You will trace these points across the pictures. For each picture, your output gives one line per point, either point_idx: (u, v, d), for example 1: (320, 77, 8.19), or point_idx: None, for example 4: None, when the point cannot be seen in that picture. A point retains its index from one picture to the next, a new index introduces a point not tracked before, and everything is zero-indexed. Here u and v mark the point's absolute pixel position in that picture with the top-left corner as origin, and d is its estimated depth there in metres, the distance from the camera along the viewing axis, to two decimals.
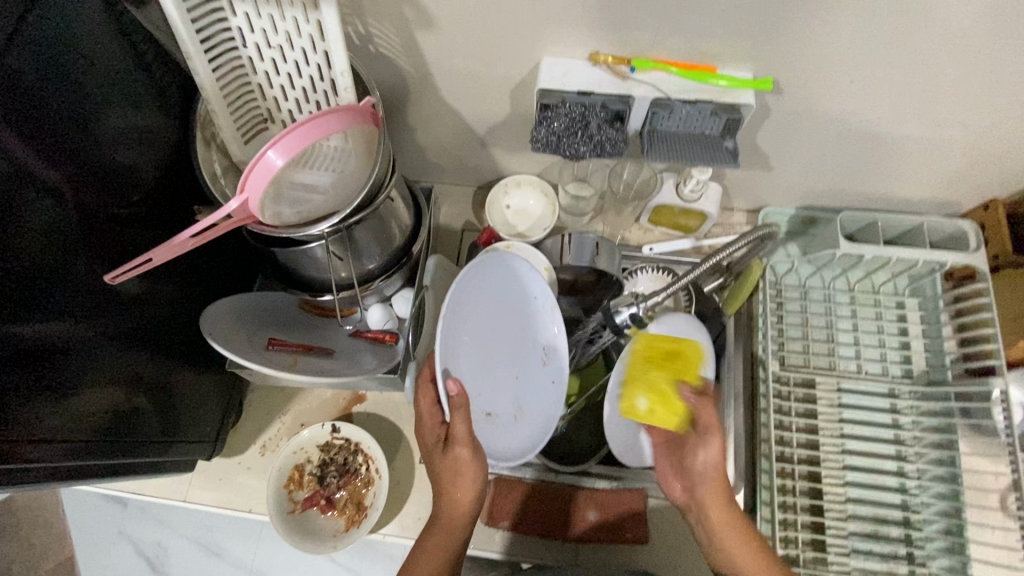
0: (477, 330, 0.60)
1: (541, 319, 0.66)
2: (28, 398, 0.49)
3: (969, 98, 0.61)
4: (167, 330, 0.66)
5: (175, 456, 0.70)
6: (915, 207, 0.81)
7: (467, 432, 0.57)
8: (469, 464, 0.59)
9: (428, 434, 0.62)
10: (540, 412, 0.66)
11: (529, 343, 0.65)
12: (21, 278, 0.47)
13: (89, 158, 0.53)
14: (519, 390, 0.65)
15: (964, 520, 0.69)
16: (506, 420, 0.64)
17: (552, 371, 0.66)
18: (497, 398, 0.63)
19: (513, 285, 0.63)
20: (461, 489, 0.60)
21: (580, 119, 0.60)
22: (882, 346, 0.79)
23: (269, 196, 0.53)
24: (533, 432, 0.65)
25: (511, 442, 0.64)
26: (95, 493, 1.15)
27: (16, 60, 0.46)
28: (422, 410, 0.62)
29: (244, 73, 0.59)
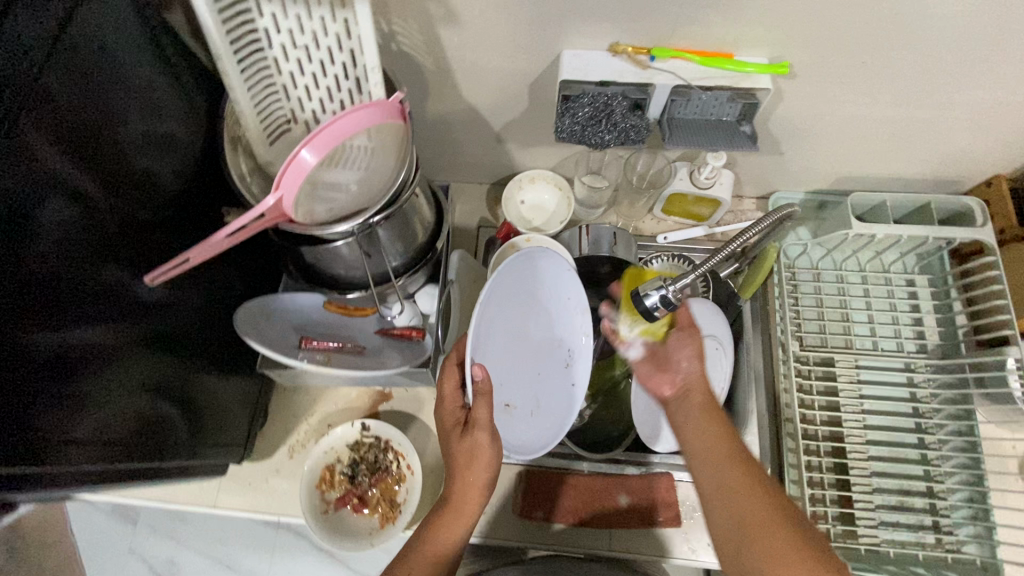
0: (507, 324, 0.61)
1: (569, 321, 0.67)
2: (61, 404, 0.49)
3: (973, 78, 0.63)
4: (193, 333, 0.66)
5: (205, 461, 0.70)
6: (919, 187, 0.84)
7: (488, 417, 0.55)
8: (485, 451, 0.57)
9: (448, 416, 0.61)
10: (557, 413, 0.66)
11: (553, 343, 0.66)
12: (55, 283, 0.47)
13: (118, 163, 0.53)
14: (540, 388, 0.65)
15: (986, 487, 0.71)
16: (524, 414, 0.64)
17: (574, 376, 0.67)
18: (517, 391, 0.63)
19: (552, 285, 0.65)
20: (474, 476, 0.58)
21: (603, 108, 0.60)
22: (896, 322, 0.81)
23: (304, 195, 0.54)
24: (548, 431, 0.65)
25: (525, 436, 0.64)
26: (105, 511, 1.12)
27: (51, 68, 0.46)
28: (445, 393, 0.62)
29: (269, 74, 0.59)
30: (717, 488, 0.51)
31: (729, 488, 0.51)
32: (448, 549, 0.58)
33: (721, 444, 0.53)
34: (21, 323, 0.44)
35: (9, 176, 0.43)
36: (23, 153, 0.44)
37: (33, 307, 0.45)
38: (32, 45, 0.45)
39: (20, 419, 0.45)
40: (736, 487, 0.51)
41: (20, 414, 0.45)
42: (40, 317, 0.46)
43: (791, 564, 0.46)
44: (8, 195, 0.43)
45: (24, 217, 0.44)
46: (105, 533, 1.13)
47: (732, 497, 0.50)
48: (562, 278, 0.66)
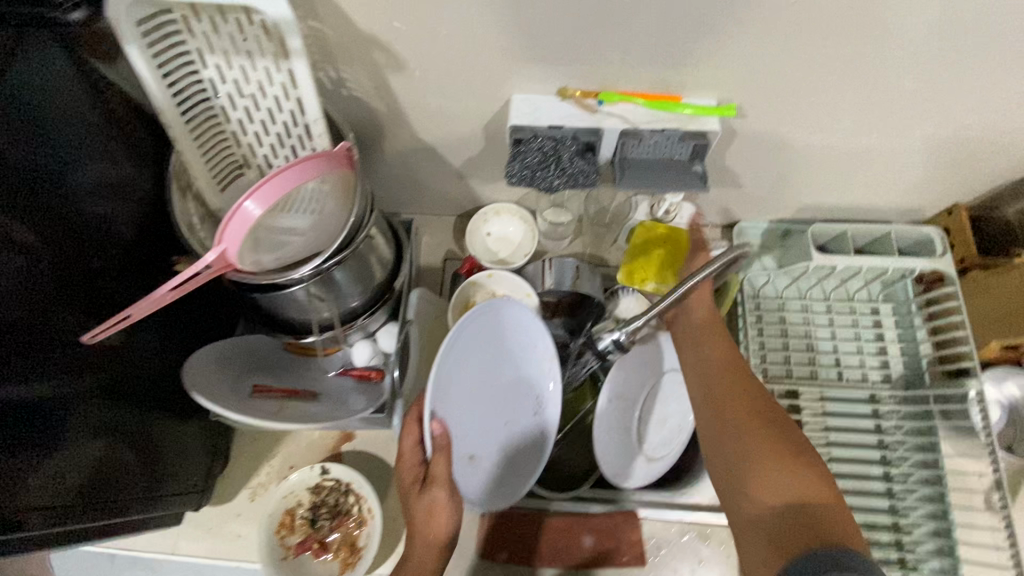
0: (472, 373, 0.62)
1: (540, 368, 0.66)
2: (7, 461, 0.47)
3: (923, 111, 0.63)
4: (146, 380, 0.64)
5: (161, 510, 0.68)
6: (882, 215, 0.84)
7: (447, 474, 0.56)
8: (444, 508, 0.57)
9: (406, 473, 0.60)
10: (526, 464, 0.66)
11: (524, 390, 0.66)
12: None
13: (60, 215, 0.52)
14: (507, 436, 0.65)
15: (951, 521, 0.70)
16: (489, 464, 0.64)
17: (545, 424, 0.66)
18: (481, 442, 0.63)
19: (520, 332, 0.64)
20: (433, 533, 0.57)
21: (552, 153, 0.60)
22: (860, 352, 0.81)
23: (248, 248, 0.54)
24: (516, 480, 0.65)
25: (492, 487, 0.65)
26: None
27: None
28: (404, 447, 0.61)
29: (217, 122, 0.59)
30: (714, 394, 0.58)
31: (724, 396, 0.57)
32: None
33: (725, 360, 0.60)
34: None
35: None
36: None
37: None
38: None
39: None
40: (732, 392, 0.57)
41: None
42: None
43: (758, 449, 0.52)
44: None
45: None
46: None
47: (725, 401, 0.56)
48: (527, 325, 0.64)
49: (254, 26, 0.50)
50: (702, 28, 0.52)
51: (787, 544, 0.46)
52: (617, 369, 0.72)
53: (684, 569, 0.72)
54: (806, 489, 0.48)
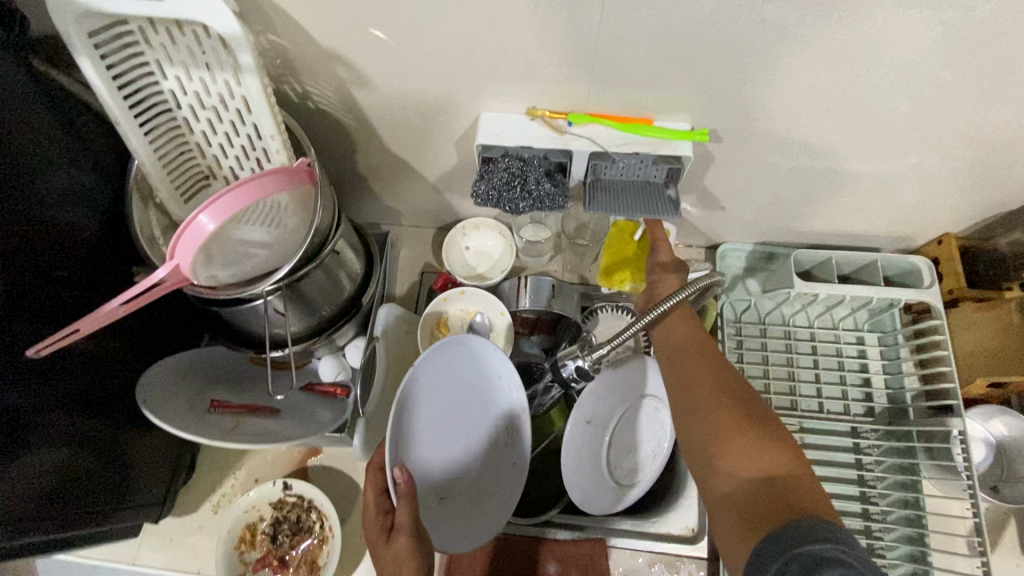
0: (438, 408, 0.60)
1: (507, 396, 0.66)
2: None
3: (908, 139, 0.61)
4: (107, 391, 0.63)
5: (119, 521, 0.67)
6: (870, 242, 0.81)
7: (410, 519, 0.53)
8: (410, 559, 0.53)
9: (372, 525, 0.58)
10: (499, 497, 0.66)
11: (491, 420, 0.66)
12: None
13: (17, 224, 0.52)
14: (478, 472, 0.65)
15: (930, 564, 0.67)
16: (462, 502, 0.63)
17: (515, 454, 0.67)
18: (451, 480, 0.63)
19: (481, 361, 0.64)
20: None
21: (518, 175, 0.58)
22: (843, 383, 0.78)
23: (202, 262, 0.53)
24: (491, 514, 0.65)
25: (466, 525, 0.63)
26: None
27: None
28: (368, 498, 0.59)
29: (180, 133, 0.58)
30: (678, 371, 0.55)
31: (687, 374, 0.54)
32: None
33: (688, 335, 0.57)
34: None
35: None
36: None
37: None
38: None
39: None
40: (695, 368, 0.54)
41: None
42: None
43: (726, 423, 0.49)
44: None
45: None
46: None
47: (688, 377, 0.54)
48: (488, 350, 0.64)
49: (211, 38, 0.50)
50: (672, 50, 0.50)
51: (755, 519, 0.43)
52: (586, 395, 0.69)
53: None
54: (775, 461, 0.45)
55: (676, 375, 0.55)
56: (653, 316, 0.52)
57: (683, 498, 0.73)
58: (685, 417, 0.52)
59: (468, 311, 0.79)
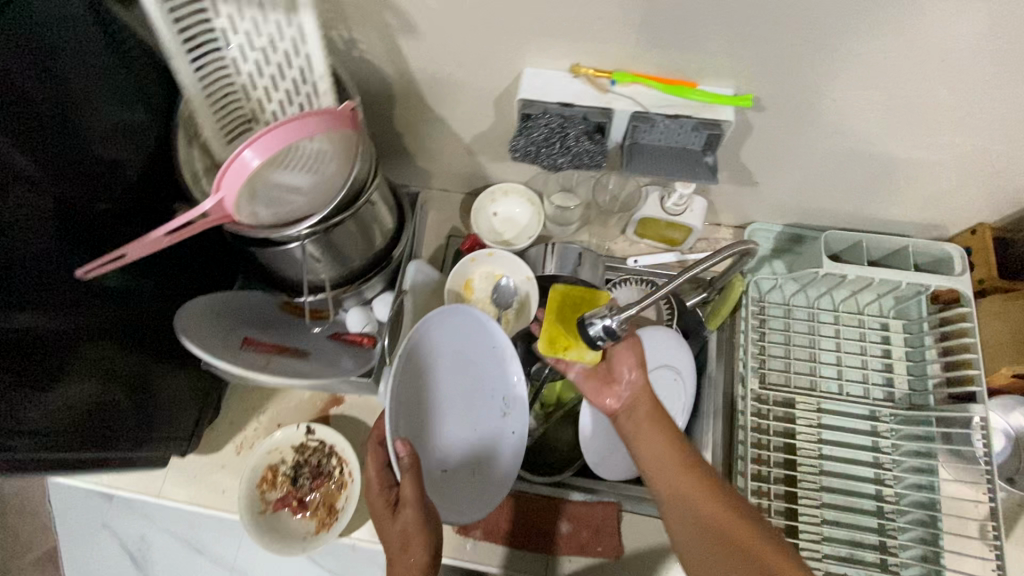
0: (433, 388, 0.65)
1: (503, 371, 0.70)
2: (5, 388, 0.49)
3: (953, 121, 0.60)
4: (142, 324, 0.65)
5: (149, 451, 0.70)
6: (902, 229, 0.80)
7: (415, 493, 0.57)
8: (418, 527, 0.57)
9: (376, 500, 0.62)
10: (502, 465, 0.70)
11: (489, 396, 0.69)
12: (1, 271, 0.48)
13: (68, 154, 0.53)
14: (477, 444, 0.68)
15: (940, 546, 0.68)
16: (463, 473, 0.67)
17: (512, 423, 0.70)
18: (453, 455, 0.67)
19: (473, 337, 0.68)
20: (413, 555, 0.58)
21: (558, 131, 0.60)
22: (865, 367, 0.78)
23: (246, 199, 0.54)
24: (495, 483, 0.69)
25: (472, 496, 0.67)
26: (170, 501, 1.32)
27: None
28: (371, 477, 0.63)
29: (227, 74, 0.59)
30: (676, 484, 0.56)
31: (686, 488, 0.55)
32: None
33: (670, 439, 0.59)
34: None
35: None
36: None
37: None
38: None
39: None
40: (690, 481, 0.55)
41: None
42: None
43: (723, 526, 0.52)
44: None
45: None
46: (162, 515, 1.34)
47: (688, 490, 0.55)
48: (475, 326, 0.68)
49: None
50: (723, 13, 0.50)
51: None
52: None
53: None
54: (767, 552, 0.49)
55: (672, 492, 0.56)
56: (697, 274, 0.56)
57: None
58: (697, 537, 0.53)
59: (493, 274, 0.79)
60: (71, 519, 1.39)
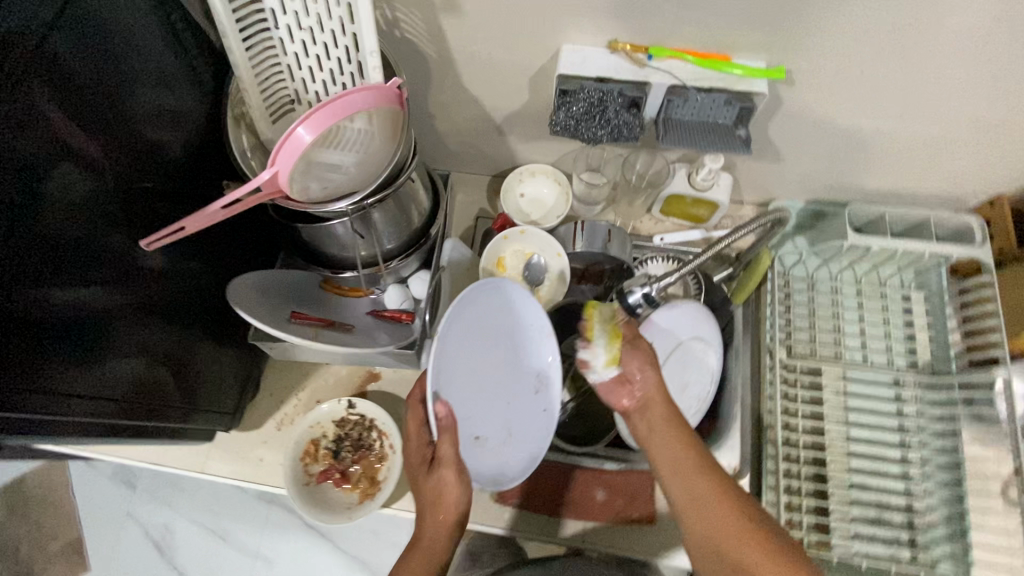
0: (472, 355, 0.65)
1: (540, 347, 0.69)
2: (59, 358, 0.51)
3: (976, 94, 0.62)
4: (187, 300, 0.68)
5: (194, 423, 0.72)
6: (922, 203, 0.82)
7: (453, 453, 0.58)
8: (453, 487, 0.59)
9: (413, 455, 0.64)
10: (531, 440, 0.69)
11: (525, 370, 0.69)
12: (58, 249, 0.50)
13: (123, 134, 0.55)
14: (510, 417, 0.68)
15: (965, 506, 0.70)
16: (494, 443, 0.67)
17: (545, 401, 0.69)
18: (485, 422, 0.66)
19: (518, 309, 0.67)
20: (444, 513, 0.60)
21: (598, 104, 0.61)
22: (888, 337, 0.80)
23: (298, 172, 0.55)
24: (522, 456, 0.68)
25: (498, 465, 0.67)
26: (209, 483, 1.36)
27: (54, 39, 0.47)
28: (410, 430, 0.65)
29: (274, 53, 0.60)
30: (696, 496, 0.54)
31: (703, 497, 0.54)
32: None
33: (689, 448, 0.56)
34: (16, 279, 0.46)
35: (12, 138, 0.44)
36: (31, 123, 0.46)
37: (47, 274, 0.49)
38: (40, 14, 0.46)
39: (11, 370, 0.47)
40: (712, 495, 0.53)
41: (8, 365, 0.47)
42: (44, 275, 0.49)
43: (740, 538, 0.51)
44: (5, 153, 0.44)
45: (27, 189, 0.46)
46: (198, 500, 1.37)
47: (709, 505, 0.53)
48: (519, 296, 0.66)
49: None
50: None
51: None
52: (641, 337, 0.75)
53: None
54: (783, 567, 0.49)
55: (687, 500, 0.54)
56: (718, 246, 0.67)
57: (726, 439, 0.75)
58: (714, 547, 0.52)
59: (524, 252, 0.81)
60: (95, 509, 1.41)
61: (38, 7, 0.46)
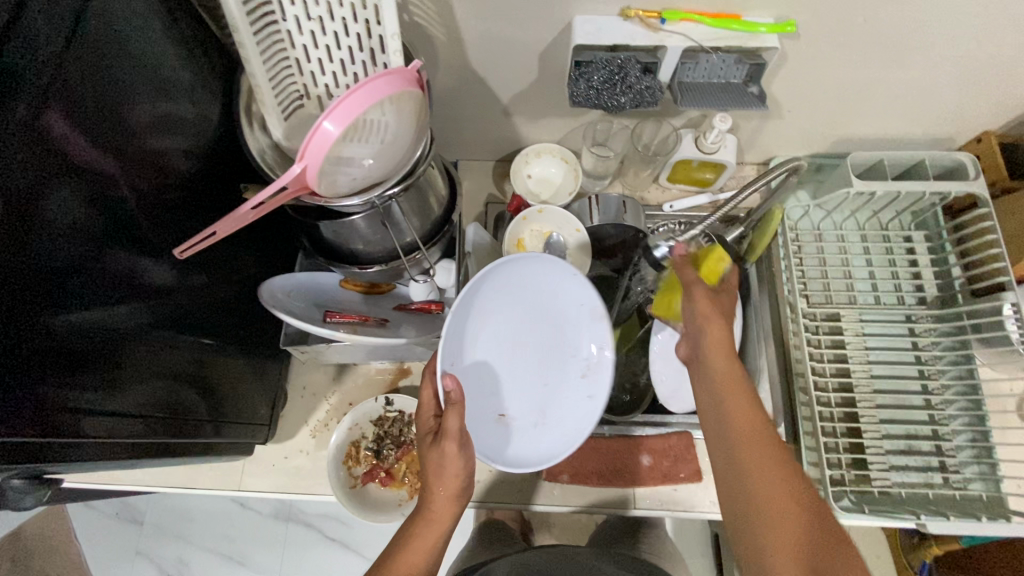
0: (506, 334, 0.65)
1: (587, 330, 0.66)
2: (86, 389, 0.49)
3: (972, 38, 0.65)
4: (212, 312, 0.66)
5: (232, 438, 0.70)
6: (912, 146, 0.87)
7: (459, 428, 0.57)
8: (454, 460, 0.58)
9: (421, 424, 0.62)
10: (568, 428, 0.65)
11: (570, 353, 0.67)
12: (73, 273, 0.47)
13: (138, 148, 0.53)
14: (545, 398, 0.66)
15: (988, 426, 0.73)
16: (524, 424, 0.65)
17: (590, 388, 0.65)
18: (515, 401, 0.65)
19: (563, 290, 0.65)
20: (446, 484, 0.59)
21: (617, 71, 0.63)
22: (896, 278, 0.84)
23: (326, 166, 0.53)
24: (555, 442, 0.64)
25: (524, 449, 0.64)
26: (224, 500, 1.33)
27: (67, 51, 0.45)
28: (422, 400, 0.63)
29: (283, 47, 0.59)
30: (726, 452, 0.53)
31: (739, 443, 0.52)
32: (427, 557, 0.59)
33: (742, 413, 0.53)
34: (38, 309, 0.43)
35: (29, 166, 0.42)
36: (49, 148, 0.44)
37: (74, 299, 0.47)
38: (49, 37, 0.44)
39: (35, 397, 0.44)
40: (752, 461, 0.51)
41: (40, 392, 0.45)
42: (64, 301, 0.46)
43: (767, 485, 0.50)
44: (18, 173, 0.41)
45: (48, 216, 0.44)
46: (215, 523, 1.33)
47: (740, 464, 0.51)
48: (564, 280, 0.64)
49: None
50: None
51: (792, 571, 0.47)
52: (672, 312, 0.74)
53: None
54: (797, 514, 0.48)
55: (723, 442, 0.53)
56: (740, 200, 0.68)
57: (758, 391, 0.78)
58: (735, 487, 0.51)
59: (543, 231, 0.81)
60: (100, 551, 1.34)
61: (48, 29, 0.44)
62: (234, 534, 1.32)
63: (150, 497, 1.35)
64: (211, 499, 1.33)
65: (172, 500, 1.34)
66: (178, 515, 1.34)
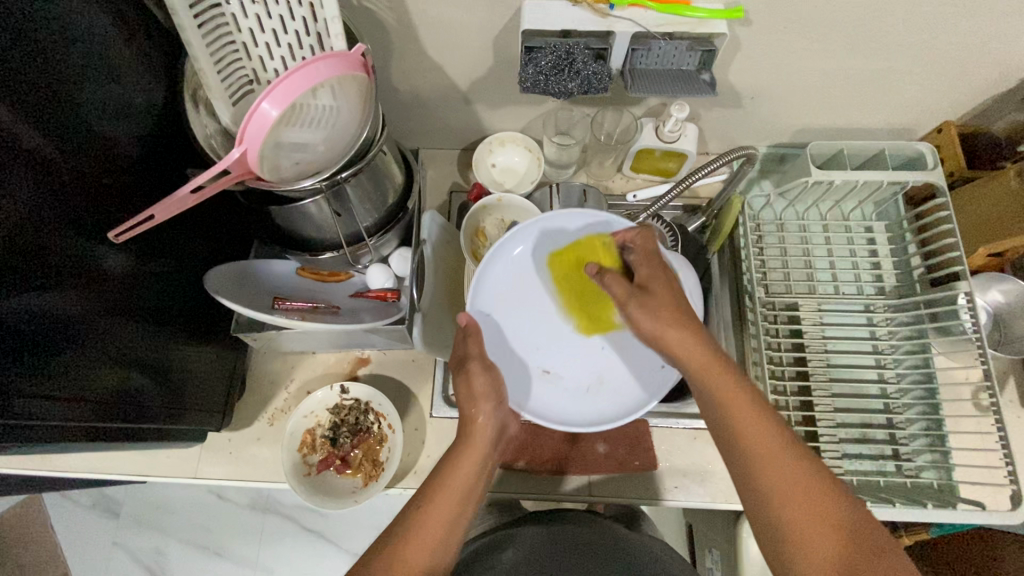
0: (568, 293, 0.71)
1: None
2: (27, 376, 0.48)
3: (921, 29, 0.65)
4: (165, 298, 0.65)
5: (186, 426, 0.70)
6: (875, 135, 0.87)
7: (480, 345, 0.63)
8: (481, 374, 0.61)
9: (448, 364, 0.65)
10: (620, 394, 0.69)
11: None
12: (13, 254, 0.46)
13: (79, 129, 0.52)
14: (601, 364, 0.70)
15: (941, 415, 0.74)
16: (576, 385, 0.70)
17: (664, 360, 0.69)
18: (566, 361, 0.70)
19: None
20: (479, 405, 0.60)
21: (565, 57, 0.62)
22: (856, 267, 0.84)
23: (268, 150, 0.52)
24: (605, 406, 0.69)
25: (568, 406, 0.69)
26: (200, 490, 1.33)
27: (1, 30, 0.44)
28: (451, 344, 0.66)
29: (228, 30, 0.57)
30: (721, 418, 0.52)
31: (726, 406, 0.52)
32: (473, 484, 0.56)
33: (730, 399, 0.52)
34: None
35: None
36: None
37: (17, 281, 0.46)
38: None
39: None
40: (745, 424, 0.51)
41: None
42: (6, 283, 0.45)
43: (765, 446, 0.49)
44: None
45: None
46: (191, 514, 1.33)
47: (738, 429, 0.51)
48: None
49: None
50: None
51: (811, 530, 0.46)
52: None
53: (697, 490, 0.76)
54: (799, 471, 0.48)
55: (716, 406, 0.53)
56: (688, 186, 0.73)
57: None
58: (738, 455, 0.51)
59: (503, 221, 0.82)
60: (76, 542, 1.34)
61: None
62: (210, 523, 1.32)
63: (126, 487, 1.34)
64: (187, 489, 1.32)
65: (149, 490, 1.34)
66: (154, 504, 1.34)
